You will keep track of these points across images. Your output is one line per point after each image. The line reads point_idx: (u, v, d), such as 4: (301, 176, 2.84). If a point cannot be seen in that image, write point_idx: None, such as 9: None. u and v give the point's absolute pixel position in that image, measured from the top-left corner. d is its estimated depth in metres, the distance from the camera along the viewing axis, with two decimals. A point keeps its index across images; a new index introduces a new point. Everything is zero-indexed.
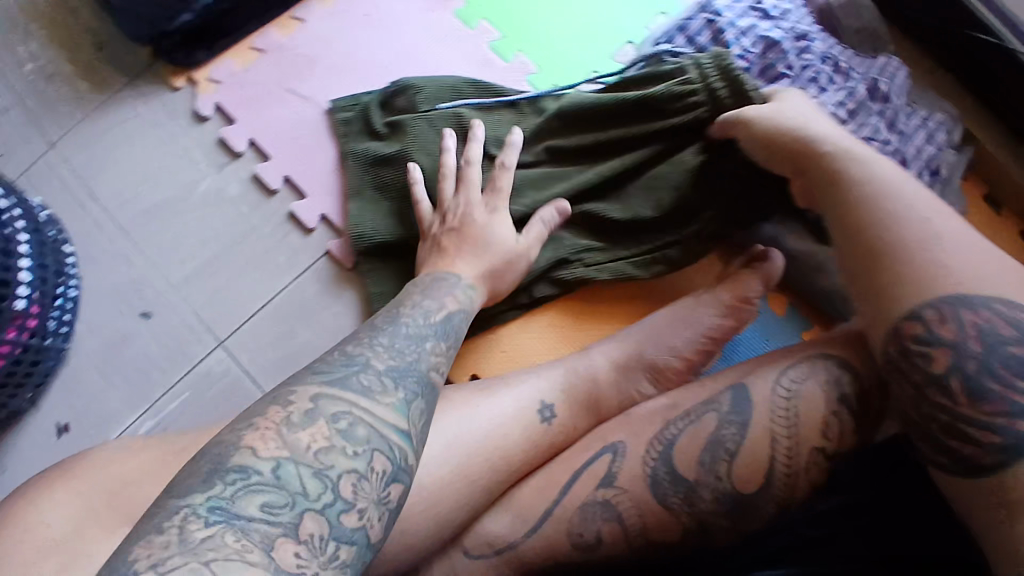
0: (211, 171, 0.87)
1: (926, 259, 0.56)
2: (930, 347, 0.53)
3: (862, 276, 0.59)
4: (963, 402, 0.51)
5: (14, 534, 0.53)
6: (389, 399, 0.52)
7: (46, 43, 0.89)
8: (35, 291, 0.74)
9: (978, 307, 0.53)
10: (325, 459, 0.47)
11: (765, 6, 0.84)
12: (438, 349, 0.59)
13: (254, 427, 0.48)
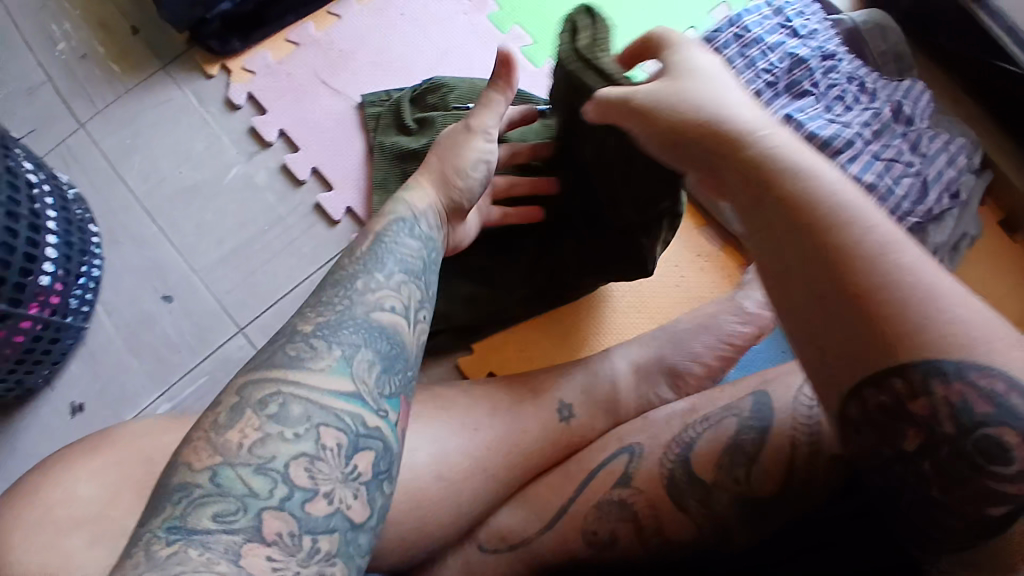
0: (241, 158, 0.88)
1: (909, 301, 0.41)
2: (905, 419, 0.41)
3: (830, 328, 0.43)
4: (935, 486, 0.40)
5: (42, 503, 0.53)
6: (325, 362, 0.48)
7: (83, 26, 0.90)
8: (61, 268, 0.74)
9: (957, 376, 0.39)
10: (263, 453, 0.44)
11: (795, 24, 0.86)
12: (372, 285, 0.53)
13: (189, 441, 0.45)
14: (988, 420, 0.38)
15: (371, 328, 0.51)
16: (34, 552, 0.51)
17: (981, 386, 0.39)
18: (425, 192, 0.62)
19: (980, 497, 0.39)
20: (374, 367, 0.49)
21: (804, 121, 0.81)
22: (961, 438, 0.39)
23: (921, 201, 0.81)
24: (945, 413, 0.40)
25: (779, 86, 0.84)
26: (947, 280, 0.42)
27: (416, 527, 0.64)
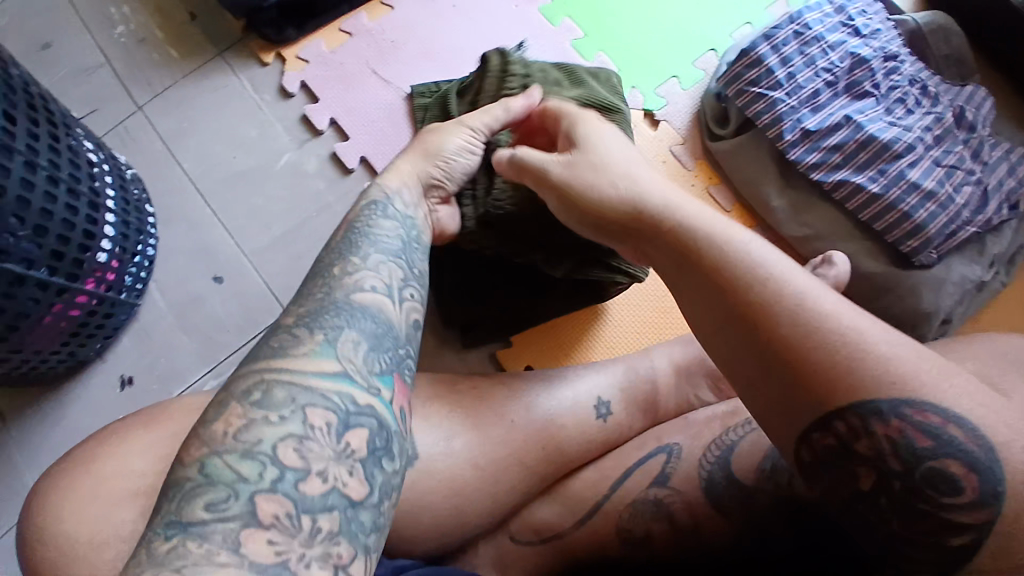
0: (291, 145, 0.89)
1: (841, 349, 0.41)
2: (852, 460, 0.41)
3: (775, 385, 0.43)
4: (896, 522, 0.40)
5: (97, 470, 0.55)
6: (309, 347, 0.48)
7: (143, 11, 0.92)
8: (118, 246, 0.76)
9: (892, 414, 0.40)
10: (248, 438, 0.42)
11: (856, 23, 0.84)
12: (349, 267, 0.55)
13: (181, 445, 0.43)
14: (931, 453, 0.39)
15: (354, 309, 0.51)
16: (88, 518, 0.53)
17: (916, 421, 0.39)
18: (402, 171, 0.66)
19: (936, 529, 0.39)
20: (360, 346, 0.49)
21: (864, 123, 0.80)
22: (910, 473, 0.39)
23: (980, 210, 0.79)
24: (887, 450, 0.40)
25: (839, 86, 0.82)
26: (873, 324, 0.43)
27: (453, 515, 0.65)
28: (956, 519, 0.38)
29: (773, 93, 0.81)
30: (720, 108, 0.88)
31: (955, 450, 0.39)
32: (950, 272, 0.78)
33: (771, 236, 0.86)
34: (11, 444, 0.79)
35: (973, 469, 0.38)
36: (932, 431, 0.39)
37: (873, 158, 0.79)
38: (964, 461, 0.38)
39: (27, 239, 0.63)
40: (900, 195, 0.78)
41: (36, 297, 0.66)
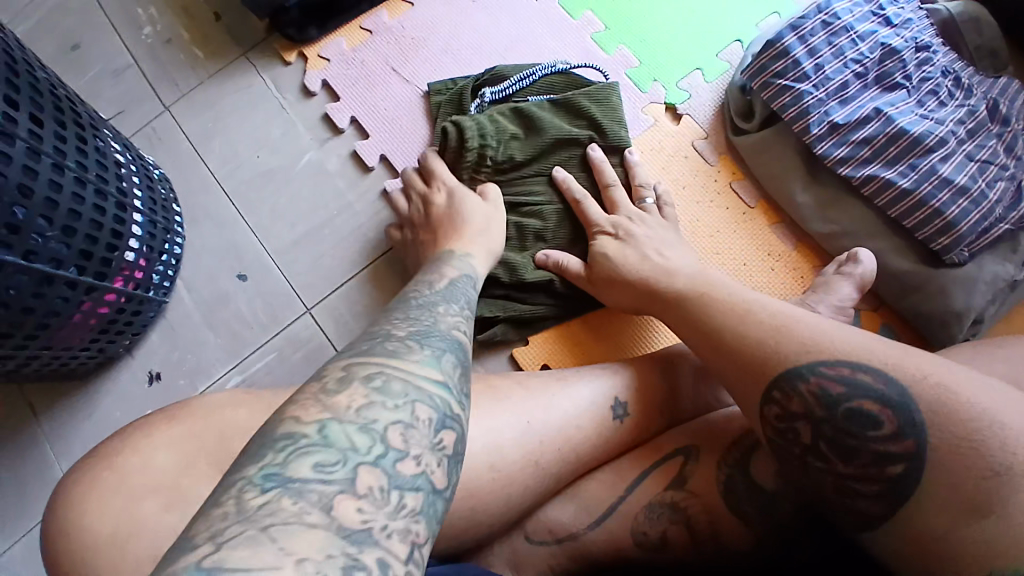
0: (313, 144, 0.90)
1: (787, 339, 0.56)
2: (794, 419, 0.53)
3: (738, 367, 0.58)
4: (838, 465, 0.51)
5: (123, 465, 0.57)
6: (418, 354, 0.45)
7: (169, 12, 0.94)
8: (145, 245, 0.78)
9: (811, 372, 0.53)
10: (366, 414, 0.39)
11: (887, 12, 0.81)
12: (450, 312, 0.53)
13: (294, 404, 0.40)
14: (846, 395, 0.51)
15: (454, 340, 0.49)
16: (110, 513, 0.55)
17: (829, 373, 0.52)
18: (474, 256, 0.70)
19: (873, 461, 0.49)
20: (458, 367, 0.46)
21: (894, 115, 0.77)
22: (833, 415, 0.51)
23: (1014, 206, 0.76)
24: (813, 403, 0.52)
25: (869, 78, 0.79)
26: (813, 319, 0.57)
27: (468, 517, 0.64)
28: (882, 450, 0.49)
29: (800, 85, 0.78)
30: (745, 101, 0.85)
31: (869, 392, 0.50)
32: (983, 271, 0.76)
33: (795, 233, 0.84)
34: (44, 444, 0.82)
35: (887, 405, 0.49)
36: (843, 375, 0.52)
37: (904, 151, 0.76)
38: (878, 400, 0.50)
39: (56, 240, 0.65)
40: (932, 190, 0.75)
41: (65, 296, 0.69)
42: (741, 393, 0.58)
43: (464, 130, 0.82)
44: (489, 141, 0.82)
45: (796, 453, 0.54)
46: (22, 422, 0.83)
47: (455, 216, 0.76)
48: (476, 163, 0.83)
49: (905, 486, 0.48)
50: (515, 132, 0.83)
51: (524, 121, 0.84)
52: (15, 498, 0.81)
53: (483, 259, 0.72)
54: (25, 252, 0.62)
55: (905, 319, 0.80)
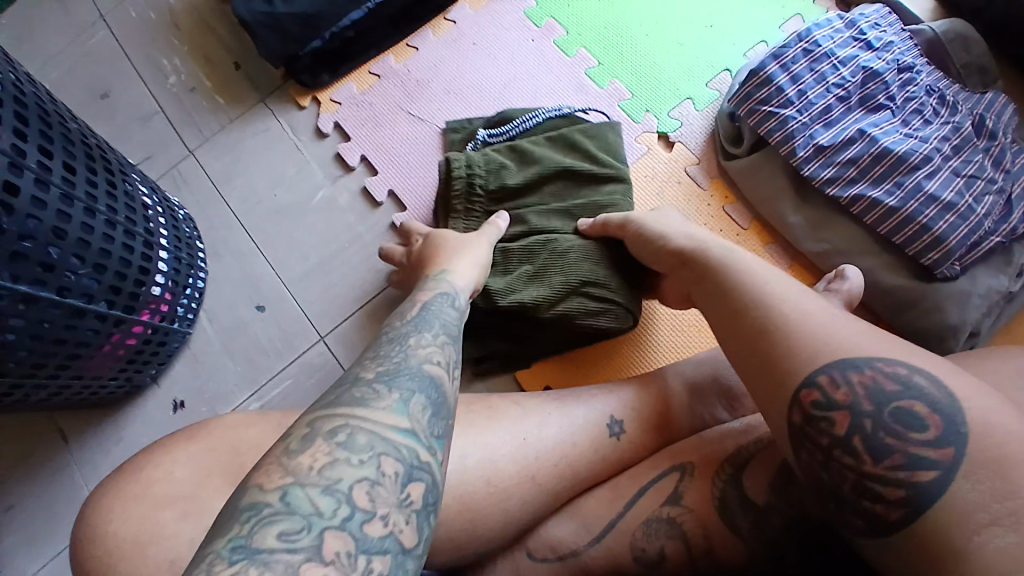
0: (326, 181, 0.96)
1: (806, 331, 0.58)
2: (833, 408, 0.54)
3: (764, 370, 0.59)
4: (868, 462, 0.52)
5: (152, 478, 0.62)
6: (386, 401, 0.47)
7: (193, 63, 1.01)
8: (171, 280, 0.85)
9: (865, 366, 0.55)
10: (330, 474, 0.41)
11: (868, 36, 0.83)
12: (422, 341, 0.54)
13: (258, 468, 0.42)
14: (898, 394, 0.53)
15: (424, 376, 0.50)
16: (134, 521, 0.59)
17: (885, 369, 0.55)
18: (460, 272, 0.70)
19: (906, 463, 0.50)
20: (427, 409, 0.48)
21: (879, 136, 0.79)
22: (880, 410, 0.53)
23: (1004, 219, 0.77)
24: (862, 394, 0.54)
25: (853, 101, 0.82)
26: (821, 309, 0.61)
27: (468, 529, 0.66)
28: (922, 453, 0.50)
29: (784, 111, 0.81)
30: (734, 127, 0.88)
31: (920, 396, 0.53)
32: (976, 284, 0.77)
33: (790, 252, 0.86)
34: (73, 467, 0.88)
35: (934, 410, 0.52)
36: (898, 376, 0.54)
37: (889, 170, 0.78)
38: (928, 405, 0.52)
39: (87, 276, 0.71)
40: (918, 207, 0.76)
41: (96, 328, 0.75)
42: (761, 391, 0.59)
43: (455, 160, 0.87)
44: (479, 170, 0.87)
45: (824, 445, 0.54)
46: (54, 447, 0.89)
47: (441, 246, 0.77)
48: (465, 193, 0.87)
49: (925, 498, 0.49)
50: (505, 162, 0.87)
51: (515, 153, 0.88)
52: (48, 516, 0.87)
53: (468, 271, 0.71)
54: (59, 288, 0.68)
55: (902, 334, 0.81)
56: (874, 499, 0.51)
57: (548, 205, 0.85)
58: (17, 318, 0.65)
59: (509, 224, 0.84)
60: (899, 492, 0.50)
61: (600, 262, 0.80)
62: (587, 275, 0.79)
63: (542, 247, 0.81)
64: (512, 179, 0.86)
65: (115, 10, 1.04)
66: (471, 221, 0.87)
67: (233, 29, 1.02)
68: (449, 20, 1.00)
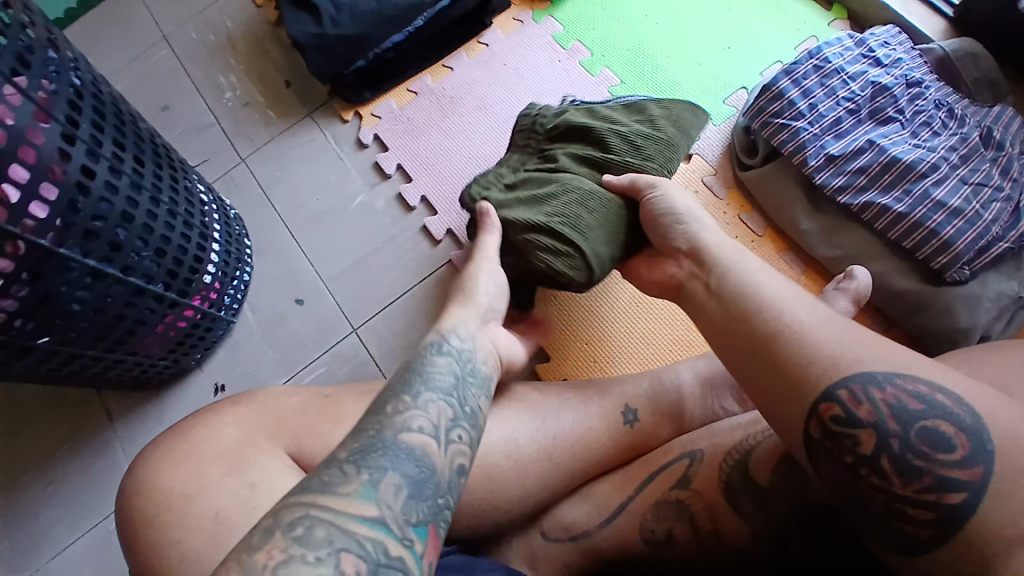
0: (364, 188, 1.03)
1: (816, 340, 0.57)
2: (856, 425, 0.53)
3: (770, 379, 0.58)
4: (896, 484, 0.51)
5: (199, 439, 0.68)
6: (353, 487, 0.47)
7: (248, 80, 1.11)
8: (221, 271, 0.92)
9: (887, 381, 0.53)
10: (284, 573, 0.41)
11: (877, 53, 0.88)
12: (402, 405, 0.55)
13: (220, 567, 0.42)
14: (924, 413, 0.52)
15: (400, 452, 0.51)
16: (181, 476, 0.65)
17: (906, 389, 0.53)
18: (456, 318, 0.70)
19: (935, 485, 0.50)
20: (399, 492, 0.48)
21: (887, 146, 0.82)
22: (906, 431, 0.51)
23: (1012, 225, 0.79)
24: (886, 413, 0.52)
25: (862, 113, 0.86)
26: (839, 324, 0.58)
27: (485, 500, 0.70)
28: (950, 475, 0.49)
29: (796, 123, 0.86)
30: (749, 140, 0.93)
31: (943, 414, 0.51)
32: (985, 289, 0.78)
33: (803, 259, 0.89)
34: (116, 445, 0.95)
35: (961, 429, 0.50)
36: (920, 394, 0.52)
37: (898, 178, 0.81)
38: (953, 423, 0.51)
39: (148, 258, 0.78)
40: (926, 213, 0.79)
41: (152, 307, 0.82)
42: (769, 400, 0.58)
43: (533, 106, 0.88)
44: (546, 113, 0.86)
45: (850, 463, 0.53)
46: (103, 425, 0.96)
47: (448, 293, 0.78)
48: (524, 130, 0.87)
49: (959, 517, 0.48)
50: (570, 108, 0.86)
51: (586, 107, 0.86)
52: (93, 490, 0.93)
53: (469, 312, 0.72)
54: (124, 267, 0.75)
55: (914, 338, 0.83)
56: (904, 518, 0.51)
57: (585, 156, 0.81)
58: (85, 290, 0.72)
59: (541, 160, 0.83)
60: (929, 513, 0.50)
61: (592, 211, 0.78)
62: (569, 221, 0.77)
63: (553, 177, 0.80)
64: (565, 118, 0.83)
65: (179, 34, 1.15)
66: (517, 157, 0.87)
67: (286, 50, 1.12)
68: (482, 43, 1.08)
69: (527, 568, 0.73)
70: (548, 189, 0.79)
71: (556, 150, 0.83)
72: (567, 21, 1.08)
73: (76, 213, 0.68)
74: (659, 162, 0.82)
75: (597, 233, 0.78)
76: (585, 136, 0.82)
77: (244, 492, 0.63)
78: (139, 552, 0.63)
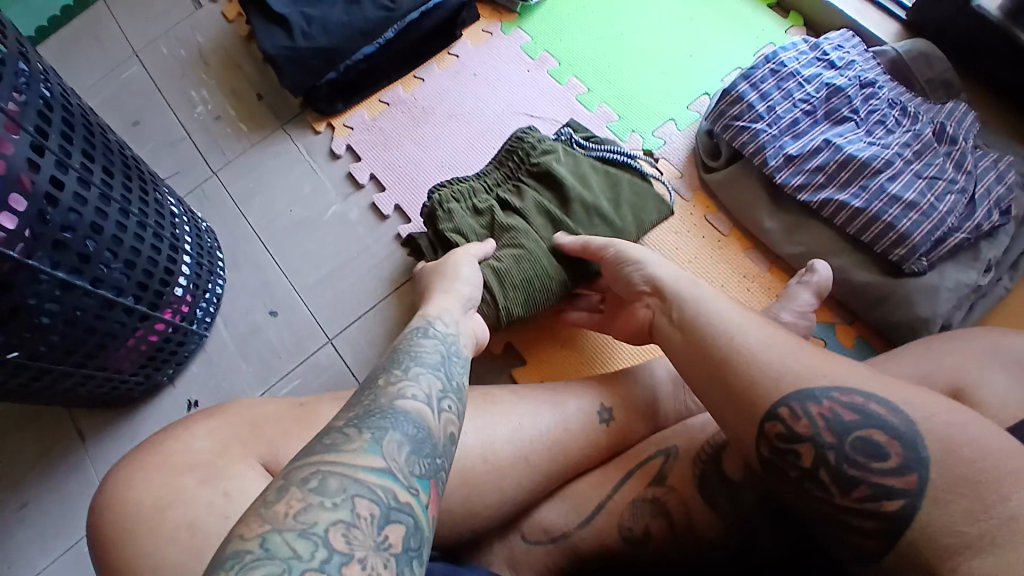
0: (338, 199, 1.04)
1: (763, 362, 0.58)
2: (797, 441, 0.54)
3: (723, 405, 0.59)
4: (837, 494, 0.51)
5: (172, 450, 0.68)
6: (357, 444, 0.48)
7: (220, 95, 1.12)
8: (193, 282, 0.92)
9: (822, 396, 0.54)
10: (305, 518, 0.42)
11: (830, 56, 0.91)
12: (393, 379, 0.56)
13: (238, 524, 0.43)
14: (857, 424, 0.53)
15: (397, 414, 0.52)
16: (155, 486, 0.64)
17: (842, 400, 0.54)
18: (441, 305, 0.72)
19: (872, 493, 0.50)
20: (403, 448, 0.49)
21: (843, 144, 0.86)
22: (841, 442, 0.52)
23: (968, 216, 0.82)
24: (821, 427, 0.53)
25: (818, 114, 0.89)
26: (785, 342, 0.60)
27: (463, 504, 0.70)
28: (885, 483, 0.50)
29: (755, 125, 0.89)
30: (712, 143, 0.96)
31: (877, 423, 0.52)
32: (945, 278, 0.81)
33: (768, 257, 0.92)
34: (88, 464, 0.94)
35: (895, 437, 0.51)
36: (855, 405, 0.53)
37: (854, 175, 0.85)
38: (886, 431, 0.51)
39: (118, 271, 0.78)
40: (882, 207, 0.82)
41: (123, 320, 0.81)
42: (725, 420, 0.59)
43: (532, 132, 0.93)
44: (540, 147, 0.91)
45: (794, 478, 0.54)
46: (73, 445, 0.95)
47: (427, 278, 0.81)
48: (513, 151, 0.93)
49: (900, 522, 0.49)
50: (561, 154, 0.92)
51: (570, 156, 0.92)
52: (63, 511, 0.91)
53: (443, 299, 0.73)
54: (93, 278, 0.75)
55: (878, 331, 0.86)
56: (849, 529, 0.51)
57: (546, 210, 0.89)
58: (54, 303, 0.72)
59: (512, 195, 0.91)
60: (869, 522, 0.50)
61: (528, 270, 0.86)
62: (502, 269, 0.85)
63: (514, 221, 0.88)
64: (553, 167, 0.89)
65: (151, 50, 1.16)
66: (497, 174, 0.93)
67: (258, 64, 1.13)
68: (453, 54, 1.10)
69: (508, 571, 0.73)
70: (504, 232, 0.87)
71: (530, 190, 0.90)
72: (535, 32, 1.10)
73: (44, 224, 0.68)
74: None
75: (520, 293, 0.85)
76: (557, 194, 0.90)
77: (217, 500, 0.63)
78: (109, 567, 0.62)
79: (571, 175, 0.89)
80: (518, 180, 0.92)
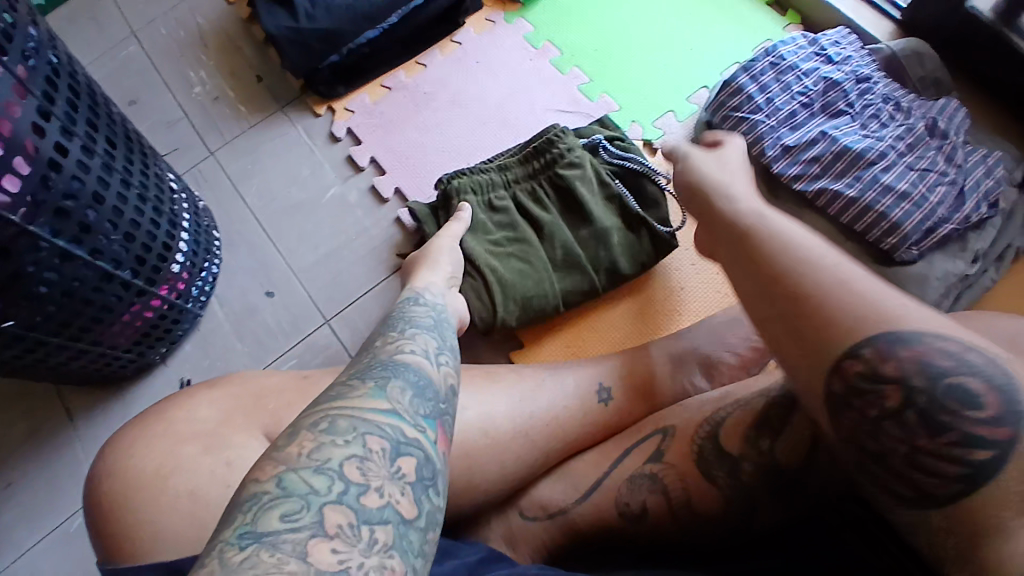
0: (338, 181, 1.04)
1: (855, 296, 0.47)
2: (880, 381, 0.45)
3: (793, 340, 0.49)
4: (921, 438, 0.44)
5: (173, 418, 0.67)
6: (361, 391, 0.48)
7: (218, 76, 1.11)
8: (189, 261, 0.91)
9: (918, 339, 0.44)
10: (319, 456, 0.42)
11: (828, 51, 0.94)
12: (390, 339, 0.57)
13: (254, 468, 0.43)
14: (954, 368, 0.43)
15: (397, 365, 0.52)
16: (155, 455, 0.64)
17: (938, 342, 0.44)
18: (426, 278, 0.74)
19: (962, 442, 0.42)
20: (406, 392, 0.49)
21: (838, 137, 0.88)
22: (935, 386, 0.43)
23: (957, 209, 0.84)
24: (913, 369, 0.44)
25: (815, 107, 0.91)
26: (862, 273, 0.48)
27: (464, 479, 0.71)
28: (981, 431, 0.42)
29: (754, 116, 0.91)
30: None
31: (975, 368, 0.43)
32: (933, 268, 0.83)
33: None
34: (78, 443, 0.92)
35: (992, 386, 0.43)
36: (955, 349, 0.44)
37: (849, 166, 0.87)
38: (982, 377, 0.43)
39: (118, 243, 0.77)
40: (876, 197, 0.84)
41: (119, 295, 0.80)
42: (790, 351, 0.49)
43: (565, 134, 0.96)
44: (568, 156, 0.95)
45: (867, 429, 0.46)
46: (62, 423, 0.93)
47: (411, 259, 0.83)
48: (541, 151, 0.96)
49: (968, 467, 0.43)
50: (589, 173, 0.95)
51: (596, 172, 0.95)
52: (51, 490, 0.90)
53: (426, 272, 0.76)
54: (92, 249, 0.74)
55: None
56: (926, 473, 0.44)
57: (559, 225, 0.93)
58: (52, 272, 0.71)
59: (534, 202, 0.96)
60: (958, 467, 0.43)
61: (530, 286, 0.91)
62: (503, 278, 0.90)
63: (528, 235, 0.94)
64: (577, 191, 0.94)
65: (149, 29, 1.15)
66: (520, 170, 0.97)
67: (259, 46, 1.12)
68: (455, 41, 1.11)
69: (507, 548, 0.73)
70: (518, 245, 0.93)
71: (550, 203, 0.95)
72: (537, 22, 1.11)
73: (47, 192, 0.67)
74: (603, 279, 0.92)
75: (518, 304, 0.90)
76: (574, 217, 0.94)
77: (218, 469, 0.62)
78: (107, 536, 0.61)
79: (590, 199, 0.94)
80: (541, 185, 0.96)
